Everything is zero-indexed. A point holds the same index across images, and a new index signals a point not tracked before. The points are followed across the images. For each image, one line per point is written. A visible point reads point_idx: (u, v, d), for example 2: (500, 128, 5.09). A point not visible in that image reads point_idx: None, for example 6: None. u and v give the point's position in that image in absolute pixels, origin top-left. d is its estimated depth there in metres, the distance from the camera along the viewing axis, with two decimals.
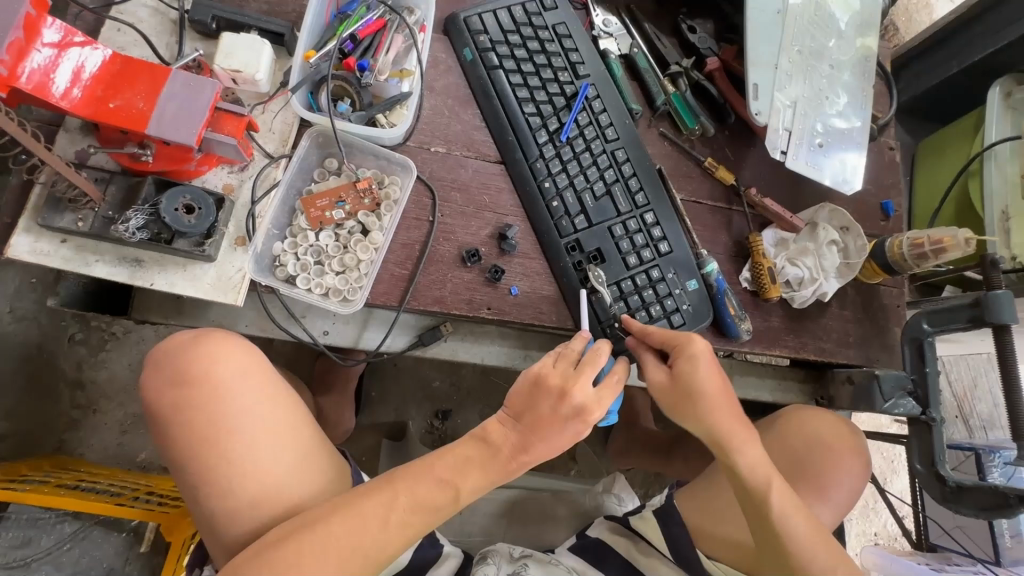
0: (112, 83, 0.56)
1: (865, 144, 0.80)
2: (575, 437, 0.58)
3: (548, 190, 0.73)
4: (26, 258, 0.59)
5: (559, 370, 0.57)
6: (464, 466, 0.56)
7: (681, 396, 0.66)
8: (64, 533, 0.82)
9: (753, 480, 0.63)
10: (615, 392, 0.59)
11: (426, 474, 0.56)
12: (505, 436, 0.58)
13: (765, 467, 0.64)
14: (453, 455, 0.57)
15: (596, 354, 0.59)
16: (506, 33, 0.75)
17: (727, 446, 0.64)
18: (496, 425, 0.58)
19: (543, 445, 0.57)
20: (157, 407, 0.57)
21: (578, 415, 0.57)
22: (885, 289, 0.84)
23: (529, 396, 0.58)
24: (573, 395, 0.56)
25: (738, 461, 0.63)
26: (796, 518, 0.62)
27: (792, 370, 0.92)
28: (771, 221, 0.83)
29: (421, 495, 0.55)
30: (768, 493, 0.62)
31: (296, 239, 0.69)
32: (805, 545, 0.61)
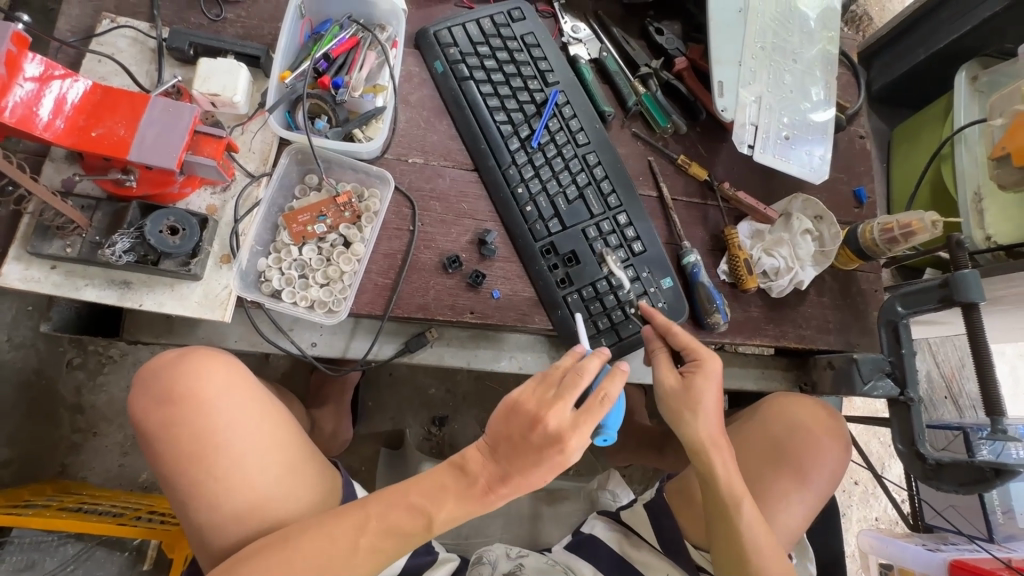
0: (94, 112, 0.59)
1: (830, 134, 0.82)
2: (559, 465, 0.57)
3: (521, 195, 0.75)
4: (18, 285, 0.61)
5: (536, 395, 0.58)
6: (440, 494, 0.58)
7: (685, 403, 0.68)
8: (68, 555, 0.83)
9: (721, 489, 0.67)
10: (598, 415, 0.57)
11: (401, 498, 0.58)
12: (481, 464, 0.59)
13: (738, 482, 0.68)
14: (426, 483, 0.59)
15: (579, 373, 0.59)
16: (475, 44, 0.77)
17: (708, 453, 0.68)
18: (472, 452, 0.60)
19: (523, 477, 0.57)
20: (145, 425, 0.58)
21: (555, 441, 0.56)
22: (862, 275, 0.86)
23: (505, 421, 0.59)
24: (546, 422, 0.56)
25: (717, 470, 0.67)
26: (761, 535, 0.66)
27: (777, 358, 0.93)
28: (746, 214, 0.85)
29: (394, 521, 0.56)
30: (741, 503, 0.66)
31: (279, 254, 0.70)
32: (760, 553, 0.65)
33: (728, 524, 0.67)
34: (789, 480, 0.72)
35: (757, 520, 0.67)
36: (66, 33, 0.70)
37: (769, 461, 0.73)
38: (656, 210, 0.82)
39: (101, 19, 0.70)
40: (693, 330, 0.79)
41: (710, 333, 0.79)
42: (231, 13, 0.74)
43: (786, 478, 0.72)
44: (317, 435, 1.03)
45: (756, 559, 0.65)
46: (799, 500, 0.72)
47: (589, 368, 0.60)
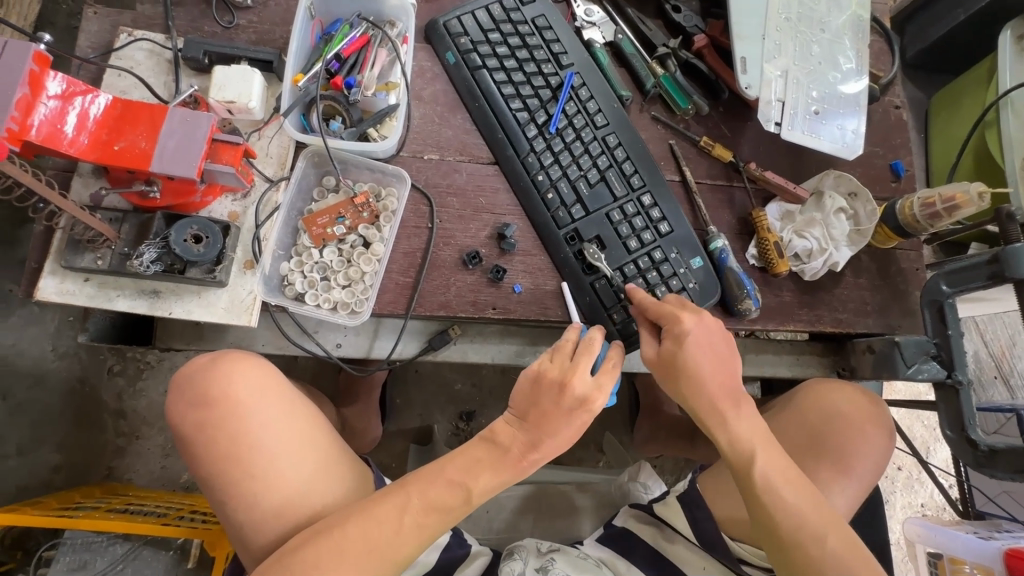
0: (115, 126, 0.59)
1: (864, 105, 0.77)
2: (585, 426, 0.59)
3: (542, 183, 0.73)
4: (55, 298, 0.63)
5: (554, 365, 0.59)
6: (474, 467, 0.58)
7: (671, 370, 0.65)
8: (116, 555, 0.85)
9: (736, 452, 0.62)
10: (614, 377, 0.59)
11: (439, 474, 0.58)
12: (512, 436, 0.59)
13: (751, 441, 0.62)
14: (463, 457, 0.59)
15: (591, 344, 0.59)
16: (486, 32, 0.76)
17: (711, 422, 0.64)
18: (501, 425, 0.60)
19: (554, 440, 0.58)
20: (182, 428, 0.59)
21: (582, 404, 0.57)
22: (901, 253, 0.83)
23: (531, 395, 0.59)
24: (573, 387, 0.57)
25: (721, 434, 0.63)
26: (786, 490, 0.60)
27: (812, 344, 0.87)
28: (774, 195, 0.82)
29: (434, 496, 0.56)
30: (751, 465, 0.61)
31: (301, 257, 0.70)
32: (791, 513, 0.59)
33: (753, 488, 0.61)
34: (833, 472, 0.67)
35: (785, 477, 0.61)
36: (87, 50, 0.71)
37: (812, 453, 0.69)
38: (679, 195, 0.80)
39: (119, 34, 0.71)
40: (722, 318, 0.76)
41: (740, 321, 0.76)
42: (243, 19, 0.75)
43: (830, 469, 0.68)
44: (347, 434, 1.04)
45: (791, 523, 0.59)
46: (844, 492, 0.67)
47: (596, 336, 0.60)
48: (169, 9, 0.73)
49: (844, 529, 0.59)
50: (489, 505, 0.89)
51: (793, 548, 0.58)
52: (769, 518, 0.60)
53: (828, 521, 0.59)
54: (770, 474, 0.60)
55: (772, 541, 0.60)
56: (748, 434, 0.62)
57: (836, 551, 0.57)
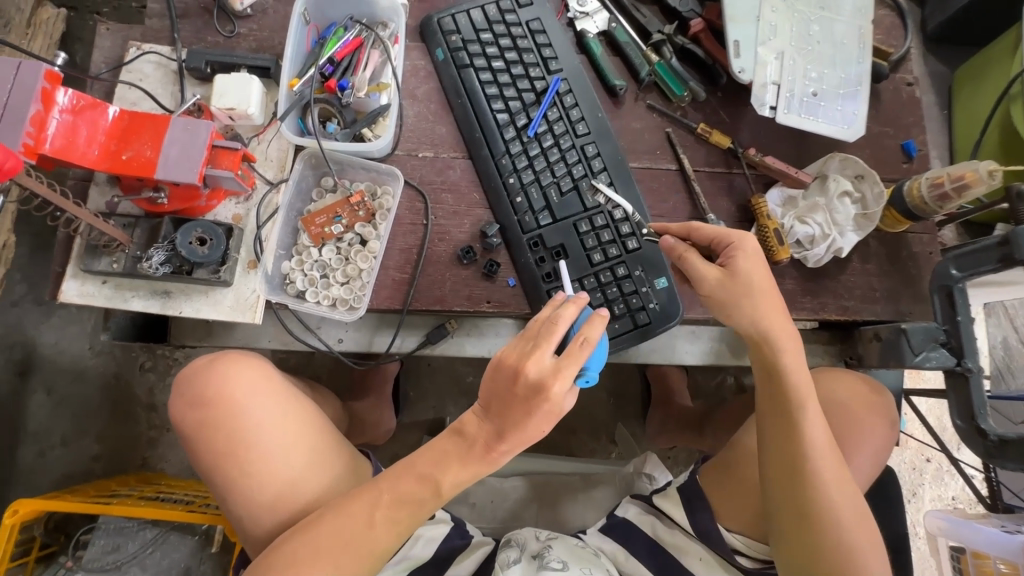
0: (123, 137, 0.63)
1: (867, 83, 0.74)
2: (554, 413, 0.56)
3: (512, 186, 0.76)
4: (76, 300, 0.68)
5: (515, 350, 0.57)
6: (444, 460, 0.59)
7: (737, 293, 0.64)
8: (147, 538, 0.91)
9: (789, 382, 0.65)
10: (581, 358, 0.56)
11: (409, 469, 0.60)
12: (478, 427, 0.60)
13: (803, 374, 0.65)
14: (432, 451, 0.61)
15: (555, 320, 0.58)
16: (479, 31, 0.78)
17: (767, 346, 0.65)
18: (470, 417, 0.60)
19: (518, 433, 0.57)
20: (183, 426, 0.62)
21: (539, 392, 0.55)
22: (913, 237, 0.79)
23: (493, 385, 0.58)
24: (526, 373, 0.56)
25: (782, 359, 0.65)
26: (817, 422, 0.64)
27: (817, 332, 0.84)
28: (776, 179, 0.80)
29: (402, 491, 0.59)
30: (806, 393, 0.64)
31: (301, 256, 0.73)
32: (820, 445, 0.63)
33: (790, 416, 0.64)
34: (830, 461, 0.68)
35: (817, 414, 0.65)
36: (101, 65, 0.76)
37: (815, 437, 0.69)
38: (675, 183, 0.80)
39: (129, 48, 0.75)
40: None
41: None
42: (244, 28, 0.78)
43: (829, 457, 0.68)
44: (359, 427, 1.07)
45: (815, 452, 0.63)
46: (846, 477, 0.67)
47: (566, 315, 0.58)
48: (174, 22, 0.77)
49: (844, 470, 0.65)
50: (493, 495, 0.91)
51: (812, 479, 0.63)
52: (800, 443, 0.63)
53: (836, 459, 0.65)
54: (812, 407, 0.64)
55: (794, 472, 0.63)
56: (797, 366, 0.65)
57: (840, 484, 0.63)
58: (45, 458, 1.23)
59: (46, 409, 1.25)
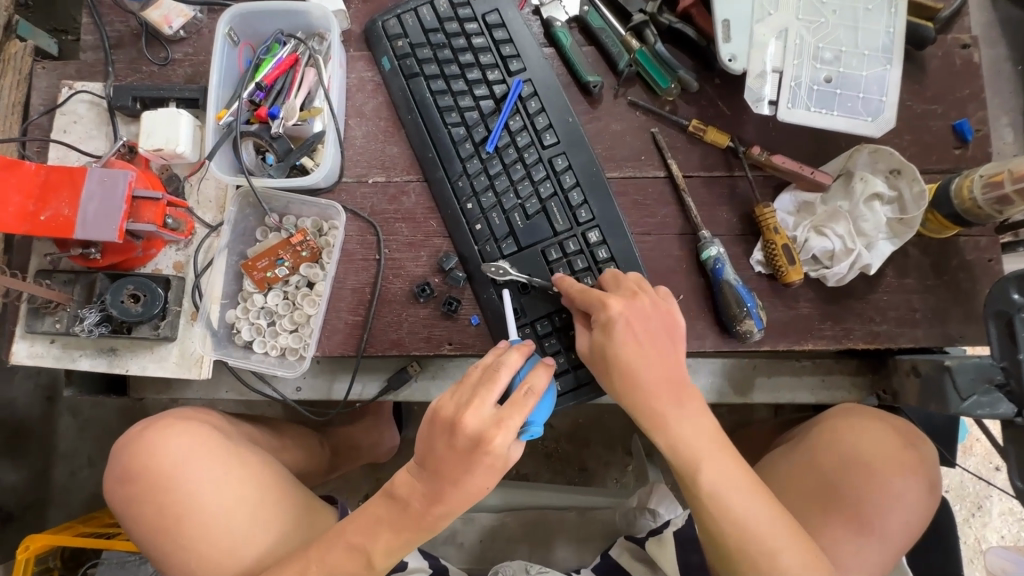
0: (41, 195, 0.59)
1: (898, 58, 0.60)
2: (498, 467, 0.50)
3: (471, 212, 0.66)
4: (27, 361, 0.66)
5: (451, 399, 0.50)
6: (374, 528, 0.54)
7: (604, 369, 0.56)
8: (149, 572, 0.93)
9: (680, 459, 0.54)
10: (528, 407, 0.49)
11: (339, 538, 0.55)
12: (412, 488, 0.53)
13: (698, 446, 0.54)
14: (364, 517, 0.55)
15: (497, 368, 0.51)
16: (428, 32, 0.68)
17: (650, 422, 0.55)
18: (402, 477, 0.53)
19: (459, 487, 0.50)
20: (118, 500, 0.64)
21: (478, 445, 0.48)
22: (965, 241, 0.65)
23: (429, 440, 0.50)
24: (465, 426, 0.48)
25: (658, 438, 0.54)
26: (733, 500, 0.53)
27: (842, 361, 0.71)
28: (788, 181, 0.66)
29: (334, 563, 0.55)
30: (696, 472, 0.53)
31: (246, 304, 0.68)
32: (761, 537, 0.52)
33: (695, 497, 0.54)
34: (844, 526, 0.57)
35: (736, 486, 0.53)
36: (39, 108, 0.72)
37: (818, 504, 0.59)
38: (663, 195, 0.68)
39: (62, 88, 0.71)
40: (717, 340, 0.65)
41: (739, 342, 0.64)
42: (178, 53, 0.72)
43: (836, 523, 0.57)
44: (355, 453, 1.03)
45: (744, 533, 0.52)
46: (859, 550, 0.56)
47: (510, 360, 0.51)
48: (107, 53, 0.71)
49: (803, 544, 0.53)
50: (483, 533, 0.86)
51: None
52: (722, 538, 0.53)
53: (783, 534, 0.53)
54: (716, 483, 0.53)
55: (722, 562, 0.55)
56: (689, 439, 0.54)
57: (791, 566, 0.52)
58: (75, 478, 1.29)
59: (72, 433, 1.30)
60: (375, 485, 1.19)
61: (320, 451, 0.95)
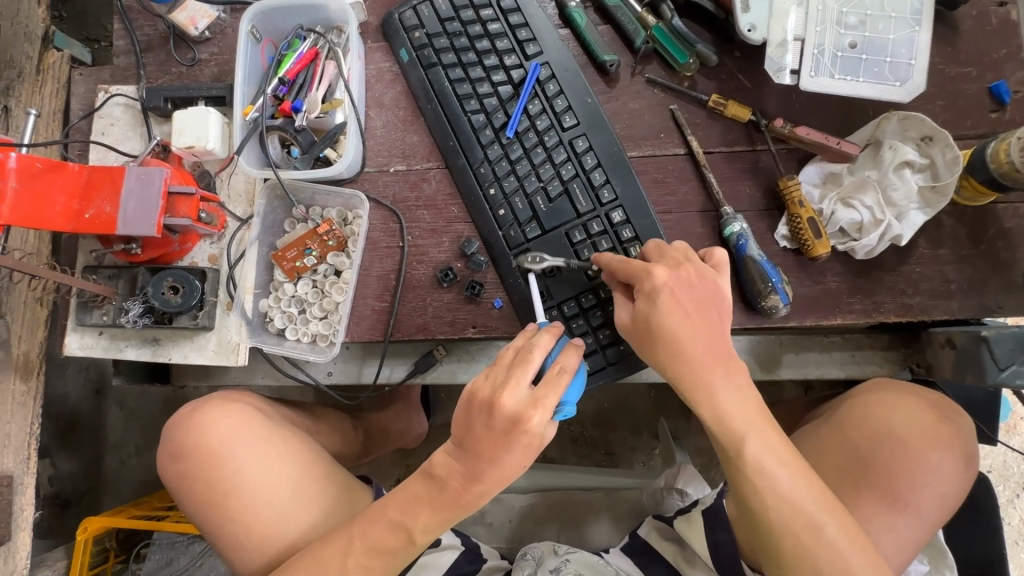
0: (85, 194, 0.62)
1: (928, 19, 0.58)
2: (534, 445, 0.51)
3: (493, 197, 0.67)
4: (78, 352, 0.70)
5: (487, 380, 0.51)
6: (413, 505, 0.56)
7: (648, 338, 0.55)
8: (196, 551, 0.98)
9: (724, 429, 0.53)
10: (563, 386, 0.51)
11: (381, 514, 0.57)
12: (449, 468, 0.54)
13: (745, 414, 0.53)
14: (405, 494, 0.57)
15: (529, 349, 0.52)
16: (444, 21, 0.69)
17: (694, 391, 0.54)
18: (440, 457, 0.55)
19: (492, 465, 0.52)
20: (169, 477, 0.68)
21: (516, 424, 0.50)
22: (1003, 208, 0.63)
23: (464, 421, 0.52)
24: (501, 406, 0.50)
25: (708, 405, 0.54)
26: (778, 466, 0.52)
27: (873, 335, 0.70)
28: (813, 153, 0.65)
29: (375, 539, 0.57)
30: (742, 439, 0.53)
31: (278, 293, 0.70)
32: (796, 508, 0.51)
33: (741, 472, 0.53)
34: (877, 503, 0.56)
35: (780, 457, 0.53)
36: (78, 113, 0.75)
37: (849, 479, 0.58)
38: (684, 172, 0.67)
39: (98, 93, 0.74)
40: (741, 317, 0.65)
41: (765, 318, 0.63)
42: (205, 53, 0.74)
43: (870, 497, 0.56)
44: (386, 439, 1.06)
45: (789, 507, 0.51)
46: (893, 527, 0.56)
47: (543, 340, 0.53)
48: (138, 57, 0.74)
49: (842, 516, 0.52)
50: (510, 514, 0.87)
51: (793, 555, 0.51)
52: (762, 504, 0.52)
53: (824, 507, 0.52)
54: (764, 454, 0.52)
55: (758, 532, 0.53)
56: (735, 408, 0.53)
57: (834, 541, 0.50)
58: (124, 466, 1.37)
59: (120, 423, 1.38)
60: (406, 470, 1.23)
61: (354, 435, 0.97)
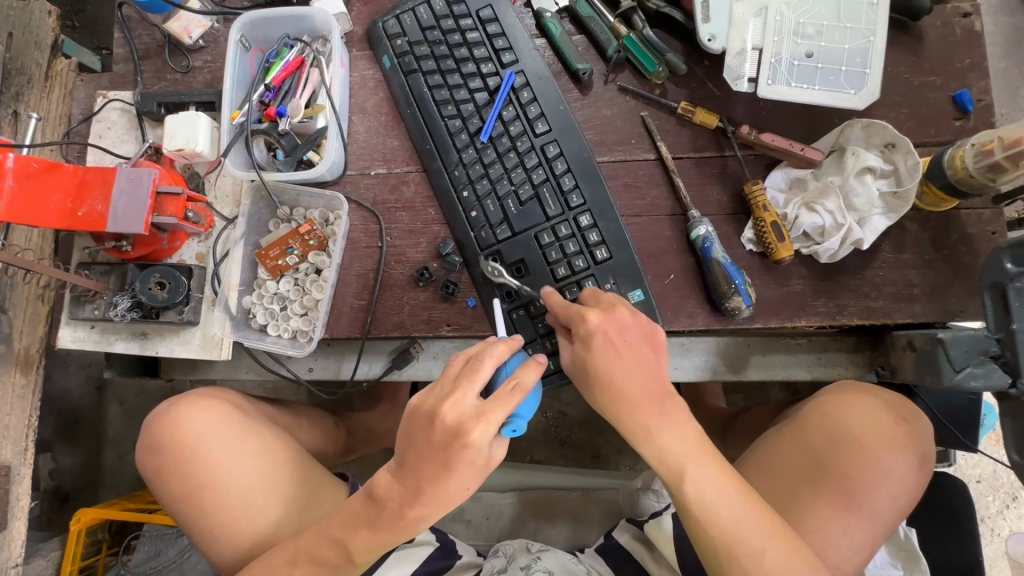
0: (78, 194, 0.65)
1: (881, 28, 0.59)
2: (477, 461, 0.51)
3: (467, 199, 0.69)
4: (71, 345, 0.73)
5: (431, 394, 0.53)
6: (353, 524, 0.58)
7: (586, 378, 0.56)
8: (184, 544, 1.00)
9: (665, 466, 0.54)
10: (512, 401, 0.51)
11: (325, 531, 0.60)
12: (387, 488, 0.56)
13: (688, 451, 0.54)
14: (344, 513, 0.59)
15: (479, 360, 0.53)
16: (425, 30, 0.72)
17: (633, 431, 0.55)
18: (380, 476, 0.57)
19: (433, 485, 0.53)
20: (146, 471, 0.70)
21: (456, 437, 0.50)
22: (966, 214, 0.64)
23: (408, 434, 0.53)
24: (444, 418, 0.51)
25: (654, 444, 0.54)
26: (720, 499, 0.53)
27: (840, 339, 0.71)
28: (779, 159, 0.67)
29: (318, 552, 0.60)
30: (682, 479, 0.54)
31: (260, 291, 0.73)
32: (735, 533, 0.53)
33: (685, 503, 0.55)
34: (831, 504, 0.57)
35: (722, 488, 0.54)
36: (79, 117, 0.79)
37: (806, 482, 0.59)
38: (654, 177, 0.69)
39: (97, 98, 0.78)
40: (708, 318, 0.66)
41: (731, 319, 0.65)
42: (199, 61, 0.78)
43: (825, 501, 0.57)
44: (371, 438, 1.06)
45: (720, 527, 0.53)
46: (848, 533, 0.56)
47: (494, 353, 0.54)
48: (136, 65, 0.78)
49: (788, 537, 0.53)
50: (489, 512, 0.89)
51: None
52: (708, 538, 0.54)
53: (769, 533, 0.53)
54: (705, 489, 0.53)
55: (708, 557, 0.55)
56: (676, 447, 0.54)
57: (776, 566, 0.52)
58: (123, 462, 1.40)
59: (120, 419, 1.41)
60: None
61: (340, 432, 0.99)
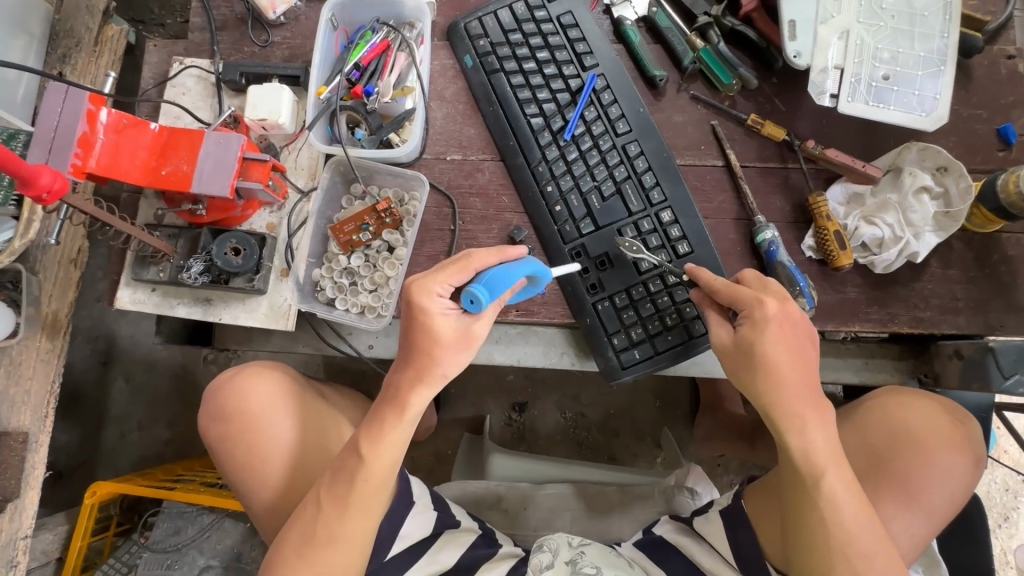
0: (163, 153, 0.65)
1: (950, 62, 0.65)
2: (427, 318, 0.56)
3: (551, 194, 0.71)
4: (129, 307, 0.72)
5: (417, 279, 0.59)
6: (375, 430, 0.57)
7: (744, 365, 0.57)
8: (204, 523, 0.98)
9: (808, 463, 0.55)
10: (454, 268, 0.56)
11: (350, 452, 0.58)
12: (394, 379, 0.58)
13: (829, 451, 0.55)
14: (366, 423, 0.58)
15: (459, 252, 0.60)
16: (507, 32, 0.74)
17: (782, 425, 0.56)
18: (394, 379, 0.58)
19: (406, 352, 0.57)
20: (209, 439, 0.70)
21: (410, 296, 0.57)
22: (1007, 237, 0.69)
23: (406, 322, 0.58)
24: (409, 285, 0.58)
25: (801, 440, 0.55)
26: (844, 496, 0.54)
27: (885, 346, 0.76)
28: (840, 174, 0.71)
29: (339, 474, 0.59)
30: (823, 474, 0.55)
31: (331, 264, 0.74)
32: (845, 530, 0.54)
33: (813, 502, 0.55)
34: (898, 504, 0.61)
35: (849, 487, 0.55)
36: (149, 81, 0.79)
37: (871, 479, 0.62)
38: (721, 182, 0.73)
39: (172, 64, 0.78)
40: None
41: None
42: (278, 36, 0.79)
43: (890, 497, 0.61)
44: None
45: (831, 508, 0.55)
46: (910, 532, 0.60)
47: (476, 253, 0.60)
48: (213, 34, 0.78)
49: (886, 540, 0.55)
50: (526, 501, 0.90)
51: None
52: (825, 536, 0.55)
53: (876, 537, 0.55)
54: (838, 485, 0.55)
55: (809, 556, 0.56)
56: (824, 447, 0.55)
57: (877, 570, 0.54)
58: (125, 441, 1.35)
59: (124, 397, 1.36)
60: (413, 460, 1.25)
61: None
